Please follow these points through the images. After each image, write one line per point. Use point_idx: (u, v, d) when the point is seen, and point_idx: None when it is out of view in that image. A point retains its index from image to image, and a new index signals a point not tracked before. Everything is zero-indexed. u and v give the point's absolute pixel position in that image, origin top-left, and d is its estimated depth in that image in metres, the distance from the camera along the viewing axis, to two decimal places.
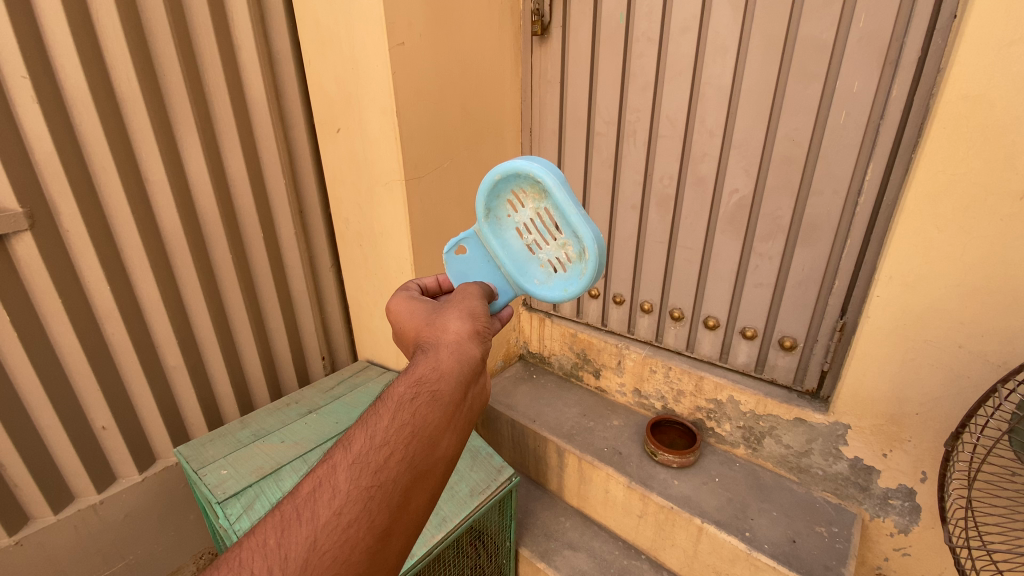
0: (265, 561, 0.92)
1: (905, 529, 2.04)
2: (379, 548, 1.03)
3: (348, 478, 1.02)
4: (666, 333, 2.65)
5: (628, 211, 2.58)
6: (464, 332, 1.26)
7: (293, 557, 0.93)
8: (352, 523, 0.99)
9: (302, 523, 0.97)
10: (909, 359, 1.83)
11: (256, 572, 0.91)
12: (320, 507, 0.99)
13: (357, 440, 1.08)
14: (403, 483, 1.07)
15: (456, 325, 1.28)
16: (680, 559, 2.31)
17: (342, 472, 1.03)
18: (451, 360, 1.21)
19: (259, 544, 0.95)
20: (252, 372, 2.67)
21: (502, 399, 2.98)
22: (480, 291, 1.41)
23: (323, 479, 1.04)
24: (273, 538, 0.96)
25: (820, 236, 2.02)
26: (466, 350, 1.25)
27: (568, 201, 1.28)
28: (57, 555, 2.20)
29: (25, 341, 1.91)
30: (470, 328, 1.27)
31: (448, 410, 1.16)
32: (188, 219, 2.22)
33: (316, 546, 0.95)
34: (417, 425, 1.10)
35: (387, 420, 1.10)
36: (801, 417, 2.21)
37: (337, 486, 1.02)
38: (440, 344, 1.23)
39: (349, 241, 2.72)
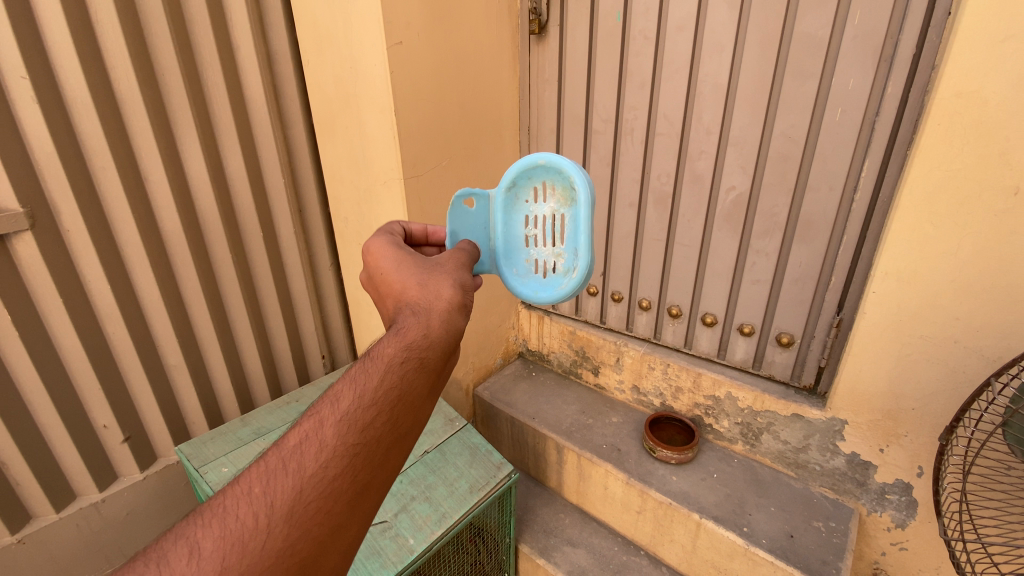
0: (249, 509, 0.87)
1: (903, 523, 2.05)
2: (363, 504, 0.99)
3: (337, 433, 0.97)
4: (664, 330, 2.66)
5: (626, 209, 2.59)
6: (454, 300, 1.22)
7: (277, 507, 0.88)
8: (338, 478, 0.94)
9: (288, 474, 0.92)
10: (905, 354, 1.84)
11: (240, 520, 0.86)
12: (307, 459, 0.94)
13: (348, 394, 1.02)
14: (388, 443, 1.03)
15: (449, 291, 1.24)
16: (679, 554, 2.32)
17: (330, 426, 0.98)
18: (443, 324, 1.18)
19: (241, 494, 0.90)
20: (252, 370, 2.68)
21: (502, 396, 2.99)
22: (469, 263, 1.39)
23: (310, 432, 0.98)
24: (255, 487, 0.90)
25: (816, 233, 2.03)
26: (458, 317, 1.22)
27: (586, 221, 1.39)
28: (59, 554, 2.22)
29: (27, 341, 1.92)
30: (458, 297, 1.24)
31: (435, 375, 1.13)
32: (188, 218, 2.23)
33: (302, 497, 0.90)
34: (404, 388, 1.06)
35: (378, 378, 1.04)
36: (798, 412, 2.23)
37: (325, 440, 0.96)
38: (432, 308, 1.18)
39: (349, 240, 2.73)
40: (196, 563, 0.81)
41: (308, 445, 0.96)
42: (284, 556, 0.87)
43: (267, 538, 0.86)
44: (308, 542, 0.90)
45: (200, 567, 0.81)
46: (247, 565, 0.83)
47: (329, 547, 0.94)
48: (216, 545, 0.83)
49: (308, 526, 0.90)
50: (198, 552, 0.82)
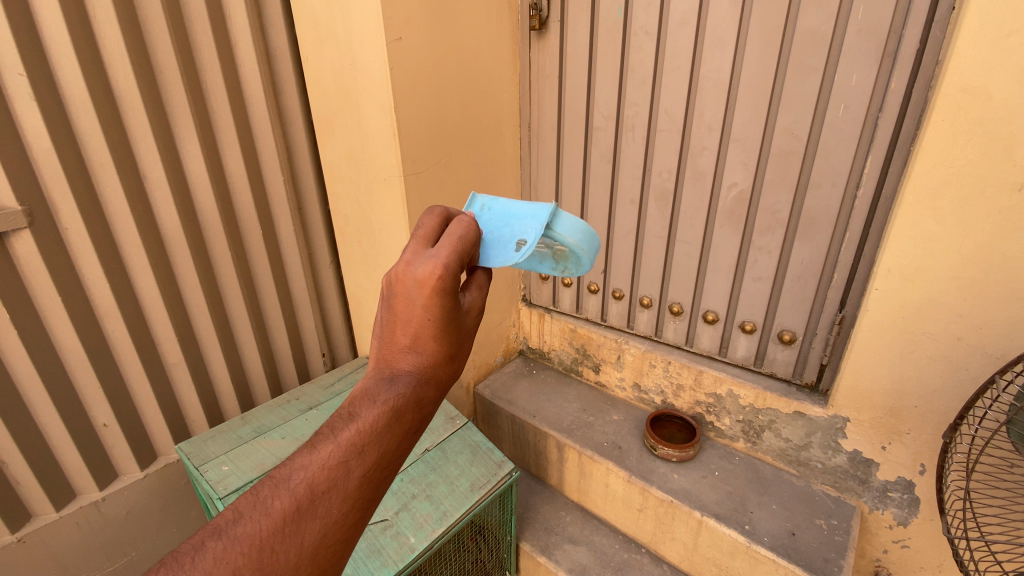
0: (280, 549, 0.89)
1: (905, 521, 2.05)
2: None
3: (363, 477, 0.99)
4: (666, 327, 2.65)
5: (627, 205, 2.57)
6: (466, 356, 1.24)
7: (304, 551, 0.92)
8: (356, 523, 0.99)
9: (316, 519, 0.94)
10: (907, 351, 1.83)
11: (272, 560, 0.88)
12: (333, 505, 0.96)
13: (379, 440, 1.02)
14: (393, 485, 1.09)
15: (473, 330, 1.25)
16: (680, 552, 2.32)
17: (358, 471, 0.99)
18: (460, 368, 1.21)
19: (268, 532, 0.90)
20: (252, 369, 2.67)
21: (502, 395, 2.99)
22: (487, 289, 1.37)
23: (338, 474, 0.98)
24: (285, 528, 0.91)
25: (819, 229, 2.02)
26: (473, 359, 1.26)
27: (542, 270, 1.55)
28: (59, 552, 2.21)
29: (26, 340, 1.91)
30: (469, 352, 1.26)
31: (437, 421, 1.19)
32: (188, 216, 2.22)
33: (326, 541, 0.94)
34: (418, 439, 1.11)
35: (404, 431, 1.06)
36: (800, 410, 2.22)
37: (351, 484, 0.98)
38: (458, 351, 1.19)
39: (348, 238, 2.72)
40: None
41: (336, 491, 0.97)
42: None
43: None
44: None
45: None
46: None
47: None
48: None
49: (325, 563, 0.95)
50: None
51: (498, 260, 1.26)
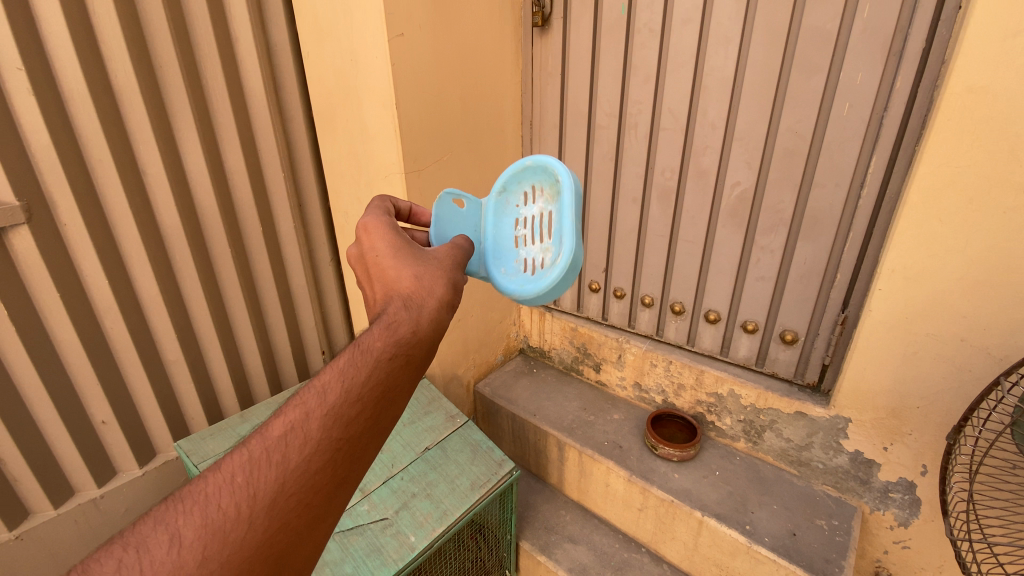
0: (232, 498, 0.88)
1: (905, 522, 2.05)
2: (341, 493, 1.00)
3: (322, 426, 0.97)
4: (667, 327, 2.65)
5: (628, 205, 2.56)
6: (446, 298, 1.21)
7: (259, 499, 0.89)
8: (320, 471, 0.96)
9: (272, 468, 0.91)
10: (910, 352, 1.83)
11: (222, 508, 0.87)
12: (290, 452, 0.94)
13: (337, 384, 1.02)
14: (368, 435, 1.04)
15: (445, 288, 1.23)
16: (680, 552, 2.31)
17: (315, 419, 0.97)
18: (435, 326, 1.18)
19: (221, 482, 0.89)
20: (252, 366, 2.66)
21: (503, 393, 2.98)
22: (461, 257, 1.37)
23: (294, 423, 0.97)
24: (237, 477, 0.90)
25: (822, 230, 2.01)
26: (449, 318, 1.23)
27: (570, 207, 1.33)
28: (58, 549, 2.21)
29: (25, 337, 1.90)
30: (450, 296, 1.23)
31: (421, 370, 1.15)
32: (187, 213, 2.21)
33: (284, 488, 0.91)
34: (390, 381, 1.07)
35: (367, 371, 1.04)
36: (801, 410, 2.22)
37: (309, 434, 0.96)
38: (426, 304, 1.17)
39: (349, 235, 2.71)
40: (176, 552, 0.81)
41: (293, 437, 0.95)
42: (263, 545, 0.89)
43: (249, 529, 0.87)
44: (286, 532, 0.92)
45: (181, 556, 0.81)
46: (228, 556, 0.84)
47: (308, 535, 0.97)
48: (198, 533, 0.84)
49: (287, 518, 0.92)
50: (178, 541, 0.83)
51: (445, 214, 1.54)
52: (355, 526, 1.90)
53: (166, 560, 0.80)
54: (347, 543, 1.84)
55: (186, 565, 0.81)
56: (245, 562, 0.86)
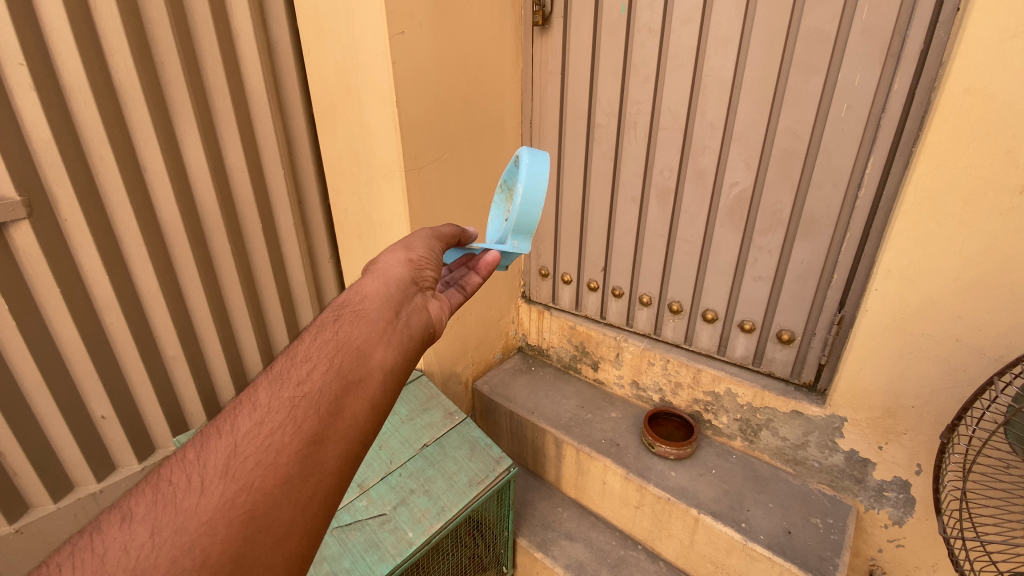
0: (184, 470, 0.93)
1: (900, 520, 2.06)
2: (316, 453, 0.99)
3: (270, 394, 1.05)
4: (664, 326, 2.66)
5: (628, 204, 2.57)
6: (391, 269, 1.39)
7: (211, 464, 0.93)
8: (276, 429, 0.98)
9: (224, 440, 0.97)
10: (905, 352, 1.84)
11: (174, 480, 0.92)
12: (242, 421, 1.01)
13: (283, 362, 1.13)
14: (331, 391, 1.06)
15: (395, 265, 1.41)
16: (676, 549, 2.33)
17: (263, 391, 1.06)
18: (383, 289, 1.30)
19: (177, 465, 0.96)
20: (251, 362, 2.67)
21: (501, 391, 2.99)
22: (420, 238, 1.56)
23: (245, 400, 1.06)
24: (192, 454, 0.97)
25: (819, 230, 2.02)
26: (402, 283, 1.35)
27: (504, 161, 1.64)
28: (58, 543, 2.23)
29: (25, 331, 1.91)
30: (397, 265, 1.40)
31: (378, 326, 1.20)
32: (188, 210, 2.22)
33: (237, 451, 0.95)
34: (339, 340, 1.15)
35: (310, 341, 1.16)
36: (798, 409, 2.23)
37: (258, 403, 1.03)
38: (367, 280, 1.35)
39: (348, 233, 2.72)
40: (131, 524, 0.85)
41: (244, 409, 1.03)
42: (224, 509, 0.88)
43: (204, 494, 0.89)
44: (253, 494, 0.91)
45: (133, 528, 0.84)
46: (183, 520, 0.85)
47: (285, 497, 0.93)
48: (150, 505, 0.88)
49: (250, 478, 0.92)
50: (130, 517, 0.87)
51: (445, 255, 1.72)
52: (354, 522, 1.91)
53: (117, 535, 0.84)
54: (345, 538, 1.86)
55: (137, 535, 0.83)
56: (205, 524, 0.86)
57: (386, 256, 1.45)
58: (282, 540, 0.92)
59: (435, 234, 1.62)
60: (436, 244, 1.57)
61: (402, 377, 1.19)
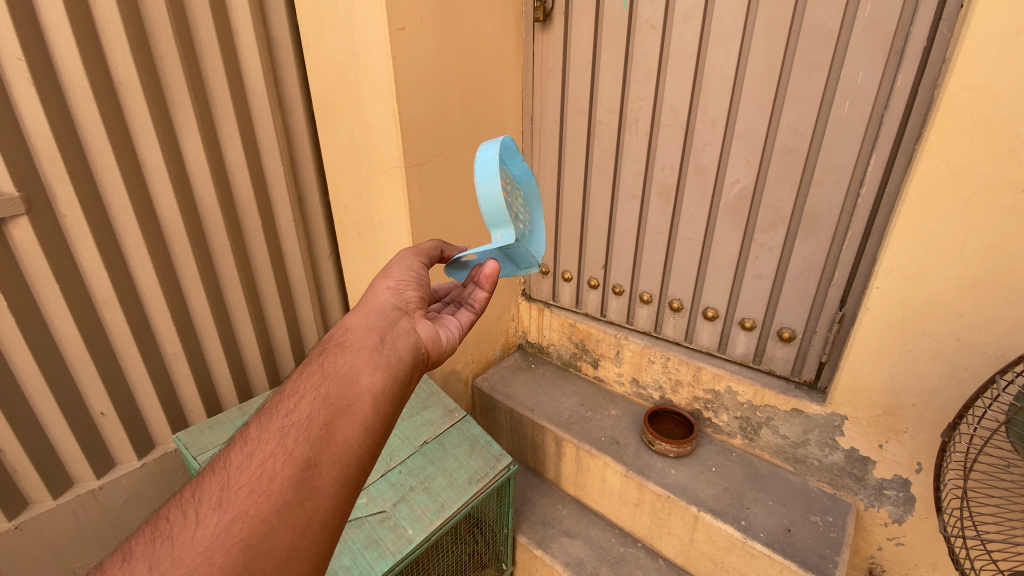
0: (183, 507, 1.00)
1: (900, 518, 2.06)
2: (309, 478, 1.03)
3: (259, 428, 1.12)
4: (665, 324, 2.65)
5: (628, 201, 2.56)
6: (376, 297, 1.45)
7: (206, 498, 0.99)
8: (266, 459, 1.03)
9: (218, 476, 1.04)
10: (906, 350, 1.84)
11: (173, 517, 0.98)
12: (236, 456, 1.07)
13: (275, 399, 1.21)
14: (320, 418, 1.10)
15: (380, 294, 1.47)
16: (676, 547, 2.33)
17: (256, 427, 1.13)
18: (365, 318, 1.36)
19: (177, 503, 1.03)
20: (251, 359, 2.67)
21: (501, 388, 2.99)
22: (405, 259, 1.62)
23: (240, 437, 1.13)
24: (191, 492, 1.04)
25: (821, 227, 2.02)
26: (386, 309, 1.40)
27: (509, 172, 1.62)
28: (57, 540, 2.22)
29: (24, 327, 1.90)
30: (382, 293, 1.46)
31: (364, 352, 1.25)
32: (187, 206, 2.21)
33: (230, 484, 1.01)
34: (326, 371, 1.21)
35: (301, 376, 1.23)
36: (798, 407, 2.23)
37: (251, 438, 1.10)
38: (352, 312, 1.41)
39: (348, 229, 2.71)
40: (133, 559, 0.91)
41: (239, 445, 1.10)
42: (219, 539, 0.93)
43: (200, 527, 0.94)
44: (246, 522, 0.95)
45: (135, 564, 0.91)
46: (180, 552, 0.91)
47: (281, 523, 0.97)
48: (152, 541, 0.95)
49: (243, 509, 0.97)
50: (132, 554, 0.93)
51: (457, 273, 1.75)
52: (354, 519, 1.91)
53: (120, 570, 0.90)
54: (345, 536, 1.86)
55: (139, 570, 0.89)
56: (202, 554, 0.91)
57: (370, 287, 1.51)
58: (282, 565, 0.95)
59: (416, 251, 1.68)
60: (418, 265, 1.62)
61: (393, 397, 1.22)
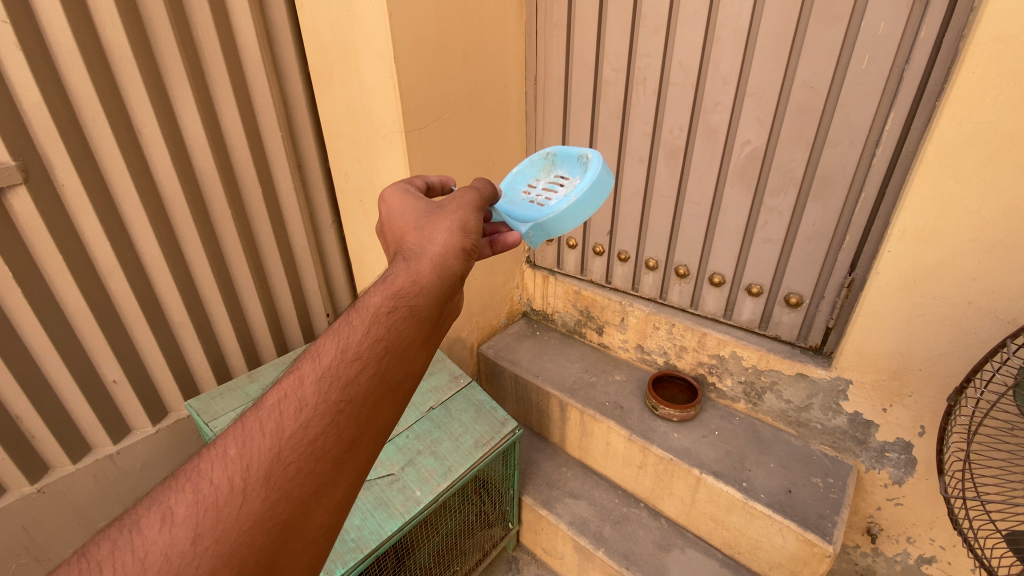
0: (224, 472, 0.88)
1: (900, 480, 2.09)
2: (348, 461, 0.98)
3: (316, 391, 0.97)
4: (670, 290, 2.63)
5: (635, 164, 2.50)
6: (450, 246, 1.19)
7: (252, 471, 0.88)
8: (318, 438, 0.94)
9: (265, 442, 0.91)
10: (915, 315, 1.81)
11: (214, 483, 0.87)
12: (285, 421, 0.94)
13: (331, 350, 1.02)
14: (375, 398, 1.01)
15: (445, 238, 1.20)
16: (677, 507, 2.37)
17: (309, 387, 0.97)
18: (438, 278, 1.15)
19: (216, 458, 0.91)
20: (257, 327, 2.69)
21: (506, 355, 3.01)
22: (478, 206, 1.34)
23: (289, 391, 0.97)
24: (232, 451, 0.91)
25: (833, 189, 1.96)
26: (458, 268, 1.20)
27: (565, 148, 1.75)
28: (79, 502, 2.30)
29: (31, 297, 1.91)
30: (458, 243, 1.21)
31: (426, 325, 1.11)
32: (186, 173, 2.18)
33: (280, 459, 0.91)
34: (392, 341, 1.05)
35: (362, 331, 1.04)
36: (803, 372, 2.23)
37: (304, 402, 0.95)
38: (425, 254, 1.17)
39: (349, 196, 2.67)
40: (171, 528, 0.82)
41: (287, 405, 0.95)
42: (264, 518, 0.87)
43: (244, 503, 0.86)
44: (290, 503, 0.90)
45: (174, 533, 0.82)
46: (223, 530, 0.84)
47: (317, 504, 0.94)
48: (190, 509, 0.85)
49: (288, 487, 0.90)
50: (170, 518, 0.83)
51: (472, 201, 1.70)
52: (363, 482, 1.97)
53: (158, 537, 0.81)
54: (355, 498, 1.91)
55: (177, 540, 0.81)
56: (244, 534, 0.85)
57: (438, 222, 1.24)
58: (309, 543, 0.94)
59: (484, 188, 1.42)
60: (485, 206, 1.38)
61: None
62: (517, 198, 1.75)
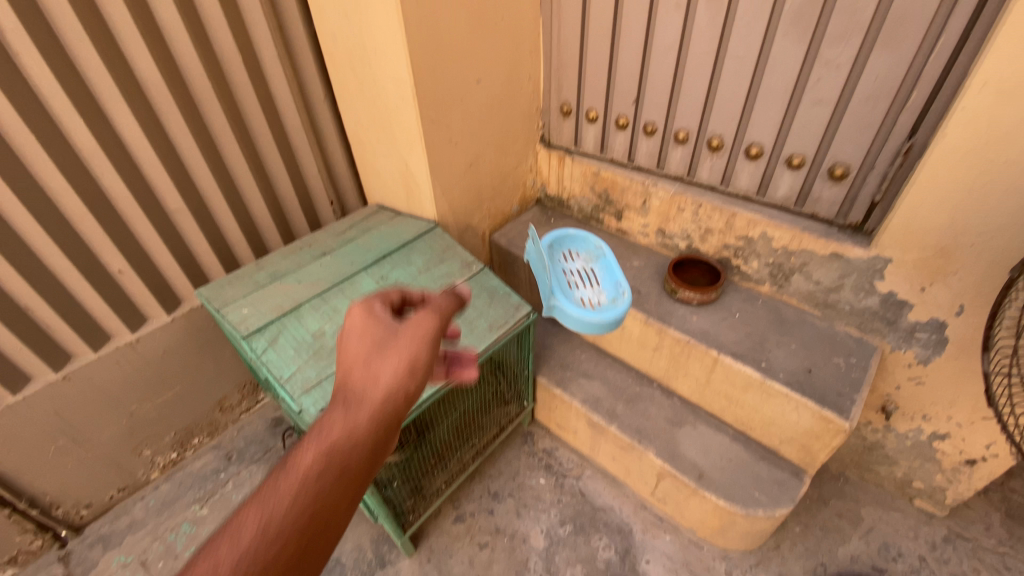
0: (269, 510, 1.02)
1: (924, 360, 2.04)
2: (378, 450, 1.17)
3: (348, 438, 1.12)
4: (700, 166, 2.39)
5: (670, 13, 2.11)
6: (428, 327, 1.25)
7: (291, 506, 1.04)
8: (352, 466, 1.12)
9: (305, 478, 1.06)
10: (979, 183, 1.61)
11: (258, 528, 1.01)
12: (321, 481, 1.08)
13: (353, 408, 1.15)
14: (396, 417, 1.18)
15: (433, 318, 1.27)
16: (691, 387, 2.34)
17: (341, 425, 1.13)
18: (435, 319, 1.26)
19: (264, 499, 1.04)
20: (259, 215, 2.56)
21: (519, 243, 2.87)
22: (440, 323, 1.26)
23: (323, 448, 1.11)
24: (278, 480, 1.06)
25: (908, 32, 1.63)
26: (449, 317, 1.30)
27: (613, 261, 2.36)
28: (108, 387, 2.39)
29: (10, 181, 1.79)
30: (439, 331, 1.26)
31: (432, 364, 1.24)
32: (150, 35, 1.90)
33: (316, 482, 1.07)
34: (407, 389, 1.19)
35: (382, 372, 1.18)
36: (838, 252, 2.07)
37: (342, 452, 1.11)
38: (407, 327, 1.23)
39: (341, 65, 2.31)
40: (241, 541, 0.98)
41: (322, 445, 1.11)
42: (306, 533, 1.04)
43: (295, 499, 1.04)
44: (330, 506, 1.08)
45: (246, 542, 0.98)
46: (283, 539, 1.01)
47: (355, 486, 1.12)
48: (249, 532, 0.99)
49: (326, 509, 1.08)
50: (236, 539, 0.98)
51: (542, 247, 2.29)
52: None
53: (230, 551, 0.96)
54: None
55: (249, 538, 0.98)
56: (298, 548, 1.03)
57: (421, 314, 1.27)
58: (347, 468, 1.11)
59: (450, 301, 1.33)
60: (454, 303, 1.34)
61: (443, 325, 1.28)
62: (558, 257, 2.35)
